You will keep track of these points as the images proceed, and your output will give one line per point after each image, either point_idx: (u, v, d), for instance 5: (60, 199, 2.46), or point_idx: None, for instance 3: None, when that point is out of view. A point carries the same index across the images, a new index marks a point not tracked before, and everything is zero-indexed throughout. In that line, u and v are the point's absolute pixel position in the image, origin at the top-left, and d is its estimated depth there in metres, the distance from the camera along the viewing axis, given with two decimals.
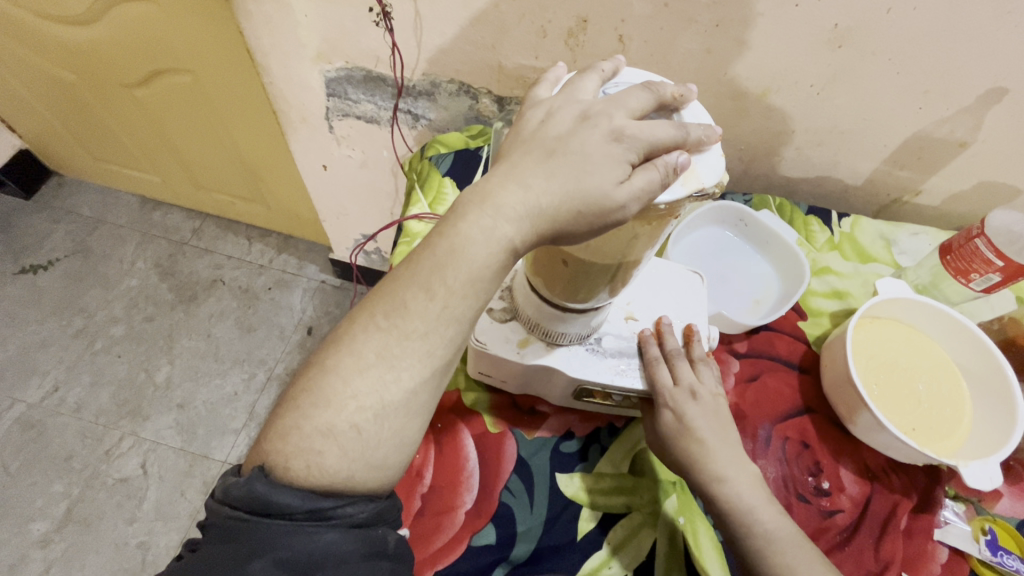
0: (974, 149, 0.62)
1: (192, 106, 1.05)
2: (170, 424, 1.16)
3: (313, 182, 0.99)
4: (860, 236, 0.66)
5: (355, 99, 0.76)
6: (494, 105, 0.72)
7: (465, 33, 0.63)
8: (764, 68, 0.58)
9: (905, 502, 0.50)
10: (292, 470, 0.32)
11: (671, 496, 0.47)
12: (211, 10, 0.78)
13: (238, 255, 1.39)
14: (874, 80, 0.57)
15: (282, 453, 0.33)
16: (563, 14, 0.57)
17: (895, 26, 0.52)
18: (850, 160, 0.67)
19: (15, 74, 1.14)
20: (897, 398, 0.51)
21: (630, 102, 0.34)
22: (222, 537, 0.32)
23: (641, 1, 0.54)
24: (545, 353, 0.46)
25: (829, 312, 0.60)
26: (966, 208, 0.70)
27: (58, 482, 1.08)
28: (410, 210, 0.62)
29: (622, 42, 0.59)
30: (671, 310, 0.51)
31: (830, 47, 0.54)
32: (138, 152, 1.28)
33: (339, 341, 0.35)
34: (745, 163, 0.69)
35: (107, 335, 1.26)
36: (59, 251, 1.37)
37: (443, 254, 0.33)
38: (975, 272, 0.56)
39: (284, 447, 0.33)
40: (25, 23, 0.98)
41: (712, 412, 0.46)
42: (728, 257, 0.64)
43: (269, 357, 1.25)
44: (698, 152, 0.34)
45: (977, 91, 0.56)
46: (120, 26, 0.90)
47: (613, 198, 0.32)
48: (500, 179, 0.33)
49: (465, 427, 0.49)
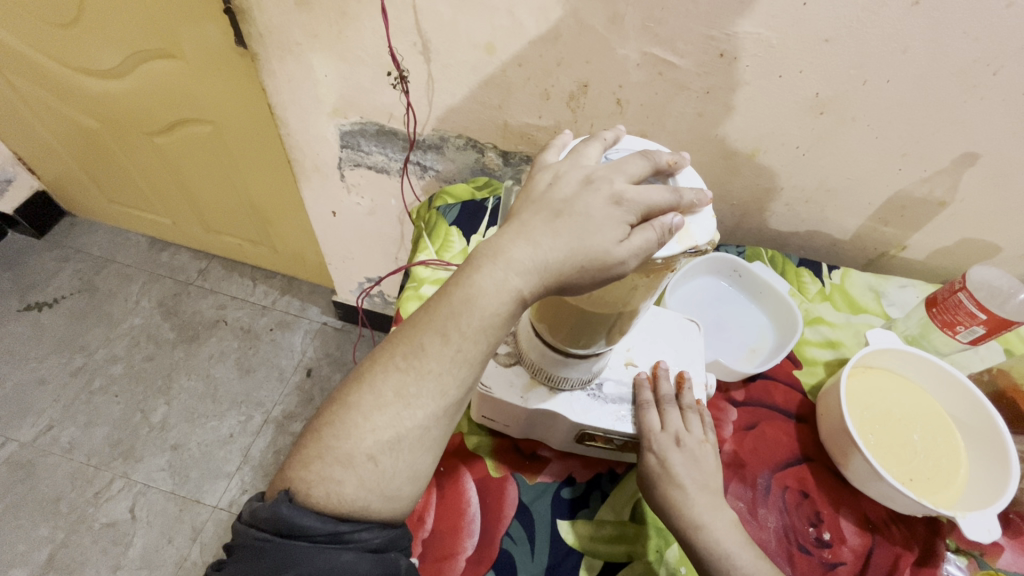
0: (953, 208, 0.66)
1: (209, 153, 1.10)
2: (163, 466, 1.14)
3: (322, 227, 1.03)
4: (850, 288, 0.68)
5: (367, 150, 0.81)
6: (499, 159, 0.76)
7: (474, 95, 0.67)
8: (752, 130, 0.62)
9: (907, 555, 0.50)
10: (313, 497, 0.34)
11: (673, 545, 0.47)
12: (237, 68, 0.83)
13: (242, 296, 1.41)
14: (855, 144, 0.61)
15: (304, 481, 0.34)
16: (565, 79, 0.62)
17: (872, 96, 0.56)
18: (838, 217, 0.70)
19: (42, 121, 1.20)
20: (893, 448, 0.52)
21: (629, 168, 0.37)
22: (247, 557, 0.34)
23: (638, 69, 0.59)
24: (548, 398, 0.47)
25: (824, 361, 0.62)
26: (950, 262, 0.73)
27: (43, 525, 1.06)
28: (419, 256, 0.64)
29: (619, 105, 0.63)
30: (670, 357, 0.52)
31: (812, 114, 0.59)
32: (153, 196, 1.33)
33: (361, 378, 0.37)
34: (738, 217, 0.73)
35: (105, 373, 1.26)
36: (66, 289, 1.39)
37: (459, 301, 0.35)
38: (960, 324, 0.58)
39: (307, 475, 0.34)
40: (59, 76, 1.04)
41: (692, 461, 0.46)
42: (724, 306, 0.66)
43: (267, 399, 1.25)
44: (691, 214, 0.37)
45: (951, 155, 0.60)
46: (148, 79, 0.96)
47: (614, 254, 0.34)
48: (512, 236, 0.36)
49: (467, 471, 0.49)
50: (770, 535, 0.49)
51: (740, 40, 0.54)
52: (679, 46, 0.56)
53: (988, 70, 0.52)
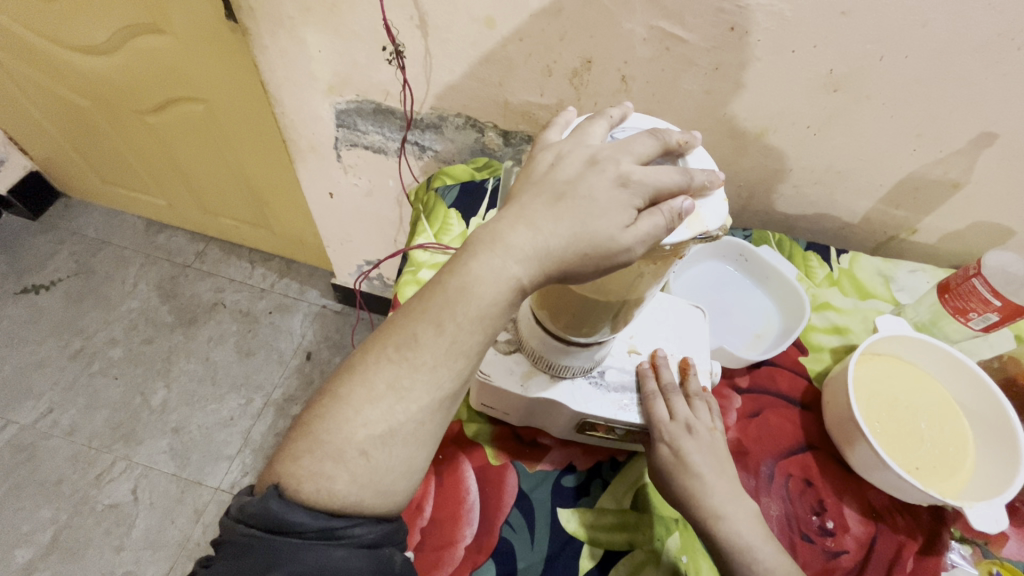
0: (967, 191, 0.64)
1: (202, 132, 1.07)
2: (164, 449, 1.14)
3: (320, 209, 1.01)
4: (859, 272, 0.66)
5: (364, 130, 0.78)
6: (499, 139, 0.73)
7: (472, 71, 0.65)
8: (761, 109, 0.59)
9: (911, 543, 0.49)
10: (303, 493, 0.33)
11: (675, 533, 0.46)
12: (228, 43, 0.81)
13: (240, 278, 1.40)
14: (867, 124, 0.59)
15: (294, 476, 0.33)
16: (568, 55, 0.60)
17: (888, 73, 0.54)
18: (847, 199, 0.68)
19: (32, 99, 1.17)
20: (901, 437, 0.51)
21: (636, 148, 0.35)
22: (235, 554, 0.33)
23: (644, 45, 0.56)
24: (549, 386, 0.46)
25: (830, 348, 0.61)
26: (961, 246, 0.71)
27: (46, 507, 1.06)
28: (416, 240, 0.63)
29: (624, 82, 0.61)
30: (674, 344, 0.51)
31: (825, 91, 0.56)
32: (147, 176, 1.30)
33: (352, 370, 0.35)
34: (745, 199, 0.71)
35: (104, 356, 1.25)
36: (62, 271, 1.37)
37: (454, 290, 0.34)
38: (973, 311, 0.57)
39: (296, 470, 0.33)
40: (46, 52, 1.01)
41: (704, 449, 0.45)
42: (729, 291, 0.65)
43: (266, 382, 1.25)
44: (702, 197, 0.35)
45: (969, 135, 0.58)
46: (138, 55, 0.93)
47: (619, 240, 0.32)
48: (511, 220, 0.34)
49: (466, 459, 0.49)
50: (773, 524, 0.49)
51: (752, 12, 0.51)
52: (687, 20, 0.53)
53: (1013, 45, 0.49)
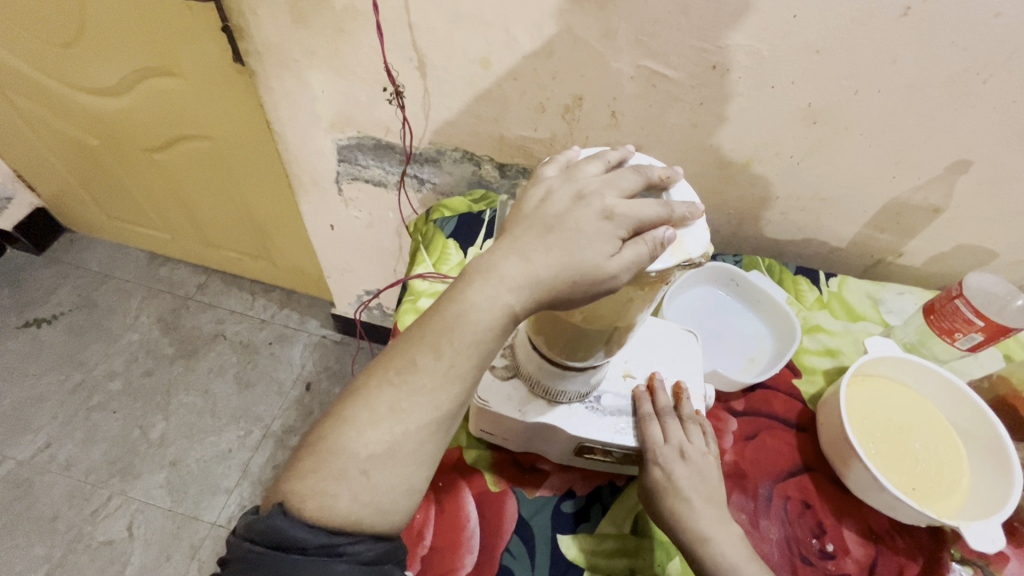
0: (947, 215, 0.66)
1: (206, 168, 1.10)
2: (161, 483, 1.13)
3: (321, 240, 1.03)
4: (848, 295, 0.68)
5: (365, 164, 0.81)
6: (496, 171, 0.76)
7: (469, 108, 0.68)
8: (745, 140, 0.62)
9: (911, 565, 0.49)
10: (307, 511, 0.34)
11: (675, 558, 0.46)
12: (235, 84, 0.84)
13: (241, 310, 1.41)
14: (848, 153, 0.61)
15: (298, 494, 0.34)
16: (560, 93, 0.63)
17: (863, 106, 0.57)
18: (833, 225, 0.70)
19: (43, 138, 1.21)
20: (895, 457, 0.52)
21: (621, 183, 0.38)
22: (241, 570, 0.34)
23: (632, 82, 0.59)
24: (546, 411, 0.47)
25: (823, 370, 0.62)
26: (948, 268, 0.73)
27: (40, 545, 1.05)
28: (416, 269, 0.65)
29: (614, 117, 0.63)
30: (668, 368, 0.52)
31: (805, 123, 0.59)
32: (152, 211, 1.33)
33: (354, 393, 0.37)
34: (734, 226, 0.73)
35: (103, 390, 1.25)
36: (64, 305, 1.39)
37: (452, 316, 0.35)
38: (958, 331, 0.58)
39: (301, 488, 0.34)
40: (60, 94, 1.05)
41: (698, 473, 0.46)
42: (722, 315, 0.66)
43: (266, 413, 1.24)
44: (684, 226, 0.37)
45: (945, 163, 0.60)
46: (148, 96, 0.97)
47: (605, 269, 0.34)
48: (504, 251, 0.36)
49: (466, 486, 0.49)
50: (773, 548, 0.49)
51: (731, 51, 0.54)
52: (671, 59, 0.56)
53: (979, 79, 0.52)
